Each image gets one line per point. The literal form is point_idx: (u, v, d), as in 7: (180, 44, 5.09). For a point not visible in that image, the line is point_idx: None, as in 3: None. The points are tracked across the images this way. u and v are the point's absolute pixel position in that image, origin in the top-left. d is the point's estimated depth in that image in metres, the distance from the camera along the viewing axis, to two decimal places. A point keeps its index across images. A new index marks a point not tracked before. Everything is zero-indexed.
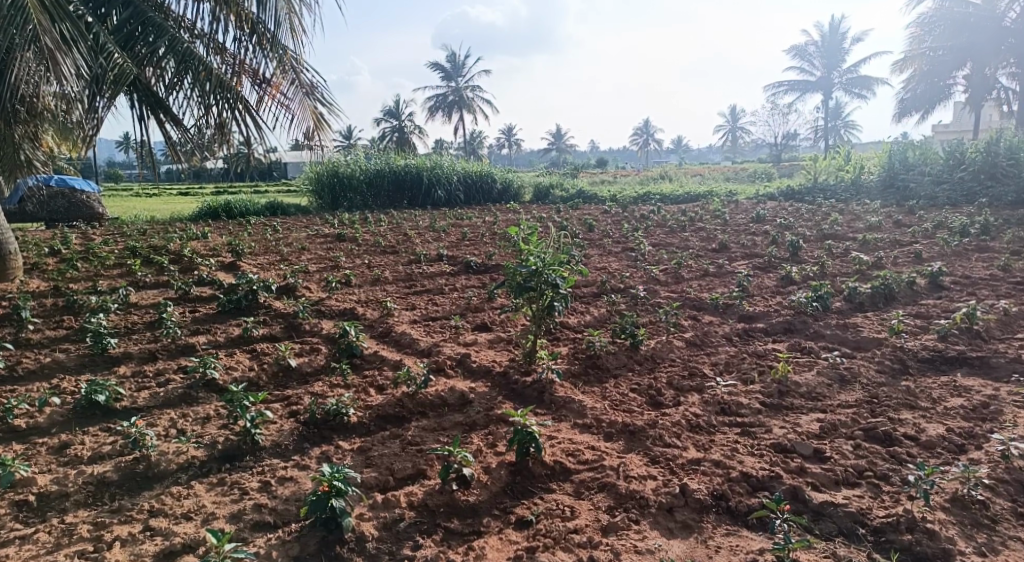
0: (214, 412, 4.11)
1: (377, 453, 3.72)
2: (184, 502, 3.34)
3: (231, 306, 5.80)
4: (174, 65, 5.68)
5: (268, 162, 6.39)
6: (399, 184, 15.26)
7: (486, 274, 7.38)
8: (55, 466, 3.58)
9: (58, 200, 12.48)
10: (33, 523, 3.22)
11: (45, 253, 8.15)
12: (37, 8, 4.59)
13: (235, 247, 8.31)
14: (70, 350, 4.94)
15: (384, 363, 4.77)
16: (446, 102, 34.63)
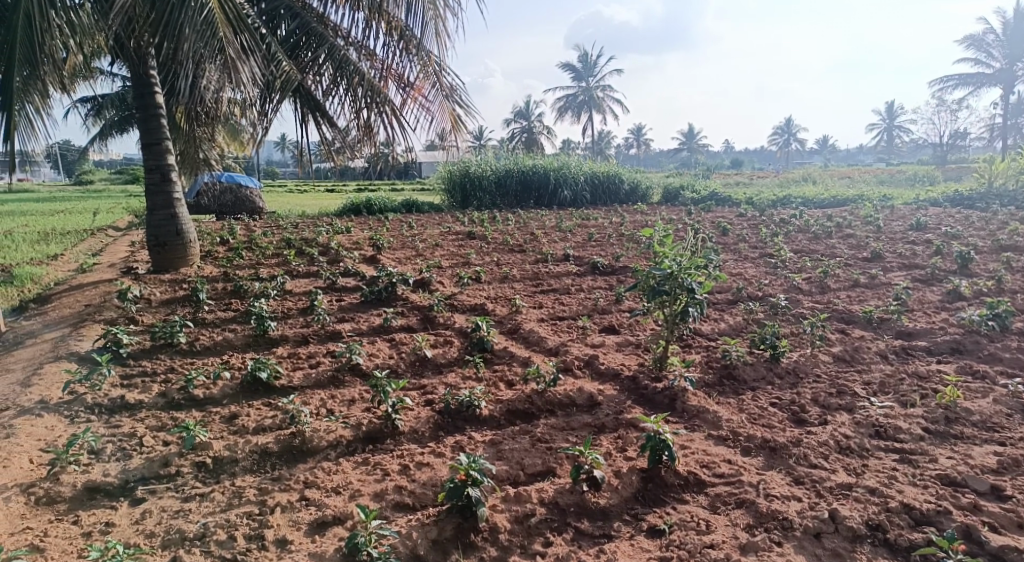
0: (358, 395, 4.37)
1: (508, 447, 3.80)
2: (333, 477, 3.58)
3: (372, 297, 6.12)
4: (332, 71, 6.07)
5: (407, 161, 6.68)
6: (527, 184, 15.45)
7: (615, 276, 7.34)
8: (226, 433, 3.94)
9: (227, 195, 13.70)
10: (210, 483, 3.58)
11: (216, 242, 8.99)
12: (223, 21, 5.05)
13: (376, 241, 8.77)
14: (237, 330, 5.43)
15: (514, 359, 4.87)
16: (577, 102, 34.69)
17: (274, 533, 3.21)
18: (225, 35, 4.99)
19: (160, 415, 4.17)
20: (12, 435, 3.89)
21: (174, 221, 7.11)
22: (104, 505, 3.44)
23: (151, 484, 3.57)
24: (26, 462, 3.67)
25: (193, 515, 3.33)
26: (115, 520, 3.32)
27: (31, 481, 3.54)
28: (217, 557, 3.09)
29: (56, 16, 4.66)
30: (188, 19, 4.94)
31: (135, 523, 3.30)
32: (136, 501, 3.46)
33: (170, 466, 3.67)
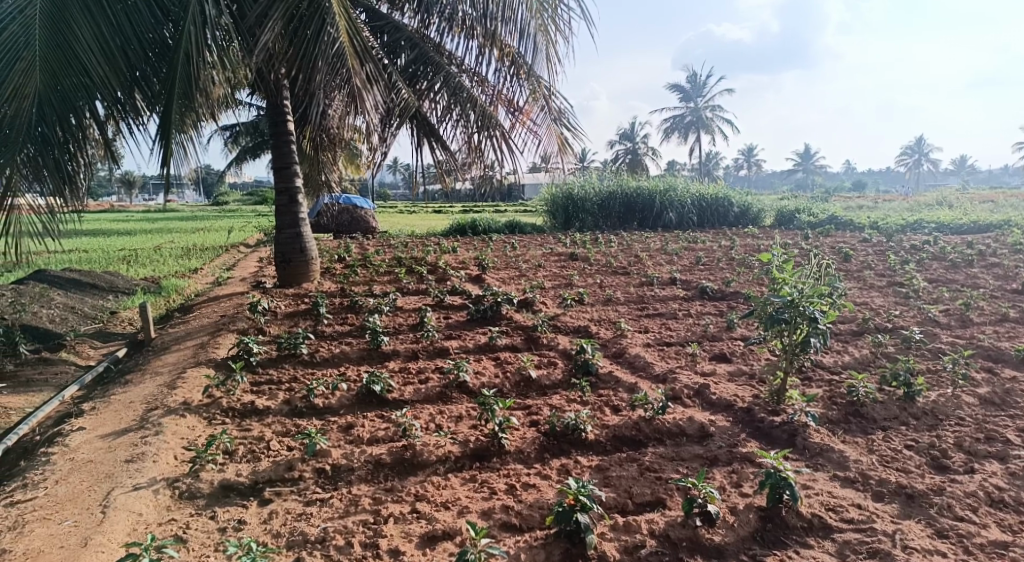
0: (465, 412, 4.40)
1: (616, 474, 3.71)
2: (442, 492, 3.61)
3: (477, 316, 6.18)
4: (446, 97, 6.24)
5: (508, 184, 6.73)
6: (630, 206, 15.28)
7: (725, 302, 7.09)
8: (343, 442, 4.08)
9: (344, 215, 14.42)
10: (329, 489, 3.70)
11: (333, 260, 9.43)
12: (352, 54, 5.32)
13: (481, 261, 8.89)
14: (352, 344, 5.64)
15: (620, 384, 4.76)
16: (684, 122, 34.16)
17: (388, 543, 3.26)
18: (353, 65, 5.28)
19: (284, 421, 4.39)
20: (159, 431, 4.20)
21: (299, 239, 7.51)
22: (235, 503, 3.63)
23: (277, 486, 3.73)
24: (171, 459, 3.95)
25: (314, 519, 3.45)
26: (246, 518, 3.48)
27: (175, 476, 3.79)
28: (336, 561, 3.17)
29: (210, 55, 5.21)
30: (321, 53, 5.27)
31: (263, 522, 3.45)
32: (264, 502, 3.62)
33: (294, 470, 3.82)
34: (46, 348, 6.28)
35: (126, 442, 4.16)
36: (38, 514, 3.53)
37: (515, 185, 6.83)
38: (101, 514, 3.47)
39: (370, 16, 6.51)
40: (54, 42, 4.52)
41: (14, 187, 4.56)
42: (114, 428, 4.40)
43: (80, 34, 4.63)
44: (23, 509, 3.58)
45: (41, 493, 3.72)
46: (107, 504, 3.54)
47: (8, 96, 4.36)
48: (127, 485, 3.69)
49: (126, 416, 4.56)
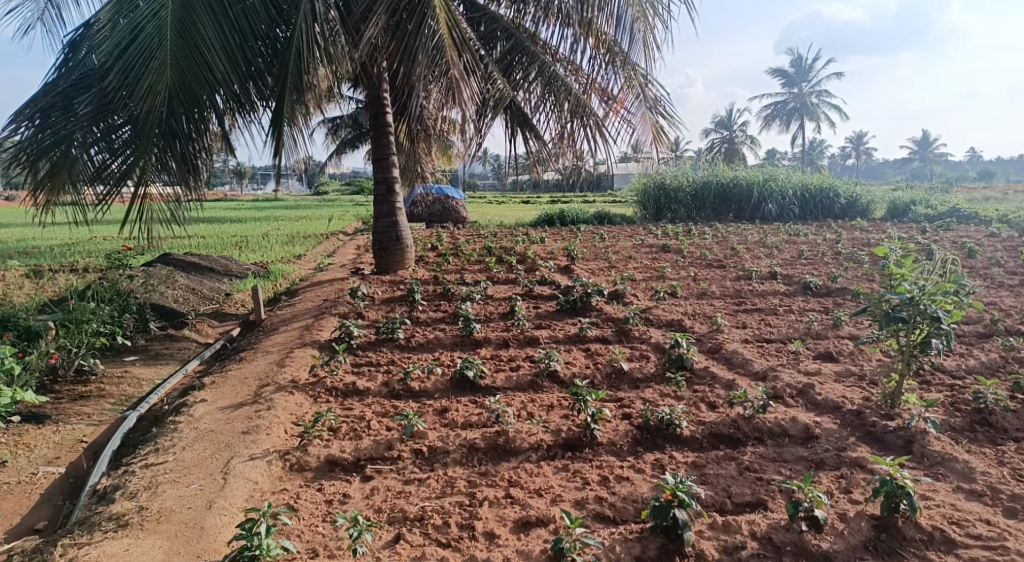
0: (556, 401, 4.37)
1: (713, 472, 3.59)
2: (535, 479, 3.60)
3: (566, 307, 6.10)
4: (541, 87, 6.16)
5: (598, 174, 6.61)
6: (725, 197, 14.76)
7: (830, 298, 6.74)
8: (439, 425, 4.15)
9: (436, 205, 14.70)
10: (426, 470, 3.76)
11: (427, 249, 9.62)
12: (451, 45, 5.36)
13: (571, 251, 8.81)
14: (446, 331, 5.74)
15: (716, 381, 4.60)
16: (787, 109, 32.76)
17: (483, 525, 3.28)
18: (453, 57, 5.32)
19: (383, 403, 4.51)
20: (271, 407, 4.42)
21: (396, 227, 7.68)
22: (340, 477, 3.75)
23: (377, 464, 3.83)
24: (283, 432, 4.14)
25: (413, 498, 3.51)
26: (350, 493, 3.59)
27: (286, 449, 3.96)
28: (433, 540, 3.21)
29: (318, 49, 5.47)
30: (422, 46, 5.36)
31: (365, 497, 3.54)
32: (365, 478, 3.73)
33: (392, 449, 3.91)
34: (171, 325, 6.72)
35: (242, 415, 4.39)
36: (169, 476, 3.76)
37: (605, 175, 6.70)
38: (223, 480, 3.66)
39: (468, 7, 6.53)
40: (181, 41, 4.77)
41: (146, 177, 4.95)
42: (231, 401, 4.66)
43: (206, 35, 4.87)
44: (156, 471, 3.82)
45: (170, 457, 3.97)
46: (227, 471, 3.74)
47: (146, 94, 4.65)
48: (244, 454, 3.88)
49: (241, 391, 4.81)
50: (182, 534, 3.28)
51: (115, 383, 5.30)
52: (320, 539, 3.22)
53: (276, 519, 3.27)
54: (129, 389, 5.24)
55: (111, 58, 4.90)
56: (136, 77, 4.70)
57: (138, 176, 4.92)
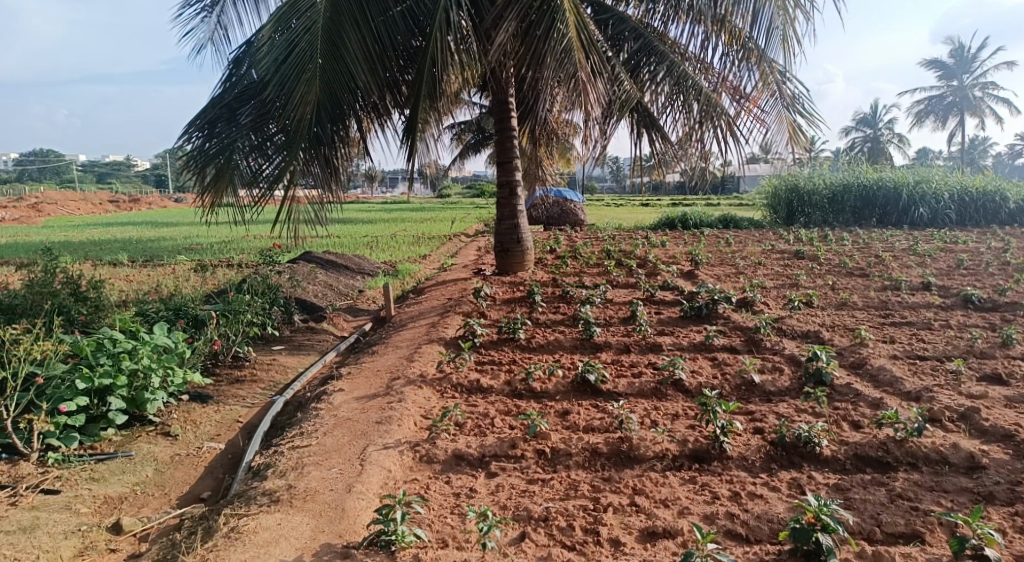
0: (682, 411, 4.28)
1: (859, 497, 3.38)
2: (661, 489, 3.55)
3: (692, 313, 5.96)
4: (670, 86, 6.01)
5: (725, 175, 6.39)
6: (868, 201, 13.88)
7: (995, 314, 6.17)
8: (561, 427, 4.20)
9: (555, 207, 14.82)
10: (549, 470, 3.81)
11: (546, 252, 9.71)
12: (579, 47, 5.39)
13: (696, 256, 8.58)
14: (566, 333, 5.79)
15: (860, 399, 4.34)
16: (943, 104, 30.42)
17: (608, 531, 3.27)
18: (579, 58, 5.33)
19: (506, 401, 4.62)
20: (402, 399, 4.63)
21: (517, 230, 7.81)
22: (466, 471, 3.86)
23: (501, 461, 3.91)
24: (412, 424, 4.33)
25: (537, 498, 3.56)
26: (477, 487, 3.68)
27: (416, 440, 4.14)
28: (559, 541, 3.24)
29: (452, 55, 5.66)
30: (550, 49, 5.42)
31: (490, 493, 3.62)
32: (490, 474, 3.82)
33: (516, 448, 3.99)
34: (312, 318, 7.17)
35: (376, 405, 4.63)
36: (312, 459, 4.01)
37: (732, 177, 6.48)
38: (360, 465, 3.87)
39: (596, 9, 6.50)
40: (326, 50, 5.08)
41: (294, 180, 5.34)
42: (366, 391, 4.91)
43: (351, 47, 5.16)
44: (301, 453, 4.10)
45: (313, 441, 4.24)
46: (364, 457, 3.94)
47: (298, 104, 4.99)
48: (379, 443, 4.09)
49: (375, 382, 5.07)
50: (326, 514, 3.48)
51: (265, 370, 5.76)
52: (449, 530, 3.33)
53: (410, 507, 3.41)
54: (276, 376, 5.65)
55: (268, 72, 5.28)
56: (290, 88, 5.05)
57: (287, 179, 5.31)
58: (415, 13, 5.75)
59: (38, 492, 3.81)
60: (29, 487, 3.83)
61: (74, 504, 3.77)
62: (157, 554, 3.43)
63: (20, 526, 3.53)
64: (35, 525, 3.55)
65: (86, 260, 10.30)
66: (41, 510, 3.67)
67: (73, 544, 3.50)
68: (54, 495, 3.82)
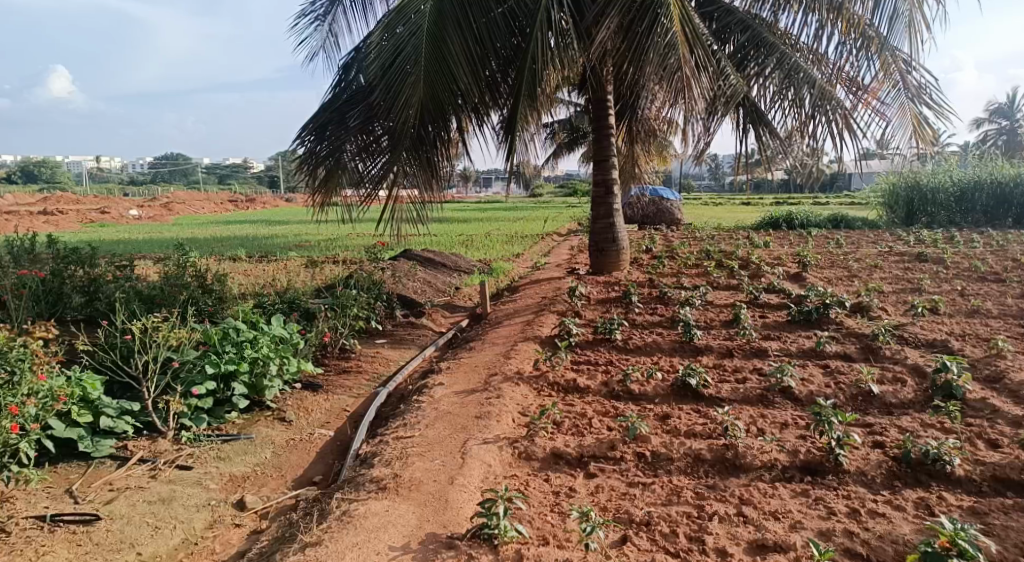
0: (792, 420, 4.09)
1: (999, 524, 3.13)
2: (770, 500, 3.41)
3: (801, 317, 5.70)
4: (779, 80, 5.72)
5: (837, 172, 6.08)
6: (1002, 199, 12.83)
7: None
8: (662, 431, 4.11)
9: (650, 206, 14.58)
10: (650, 474, 3.74)
11: (643, 251, 9.56)
12: (684, 41, 5.26)
13: (804, 258, 8.21)
14: (664, 335, 5.68)
15: (997, 416, 4.01)
16: None
17: (714, 541, 3.17)
18: (683, 53, 5.19)
19: (603, 402, 4.57)
20: (500, 395, 4.66)
21: (613, 229, 7.71)
22: (565, 471, 3.84)
23: (601, 462, 3.87)
24: (511, 421, 4.36)
25: (638, 501, 3.49)
26: (576, 487, 3.65)
27: (515, 437, 4.15)
28: (662, 547, 3.16)
29: (552, 55, 5.64)
30: (654, 44, 5.30)
31: (590, 494, 3.59)
32: (590, 475, 3.78)
33: (615, 450, 3.94)
34: (411, 314, 7.35)
35: (474, 400, 4.69)
36: (416, 450, 4.10)
37: (845, 174, 6.16)
38: (461, 459, 3.92)
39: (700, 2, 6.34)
40: (431, 52, 5.17)
41: (397, 182, 5.57)
42: (465, 386, 4.98)
43: (453, 49, 5.22)
44: (405, 444, 4.19)
45: (416, 433, 4.33)
46: (465, 451, 3.99)
47: (403, 108, 5.13)
48: (479, 438, 4.13)
49: (473, 378, 5.13)
50: (430, 504, 3.55)
51: (369, 362, 5.94)
52: (550, 529, 3.31)
53: (511, 503, 3.42)
54: (379, 368, 5.83)
55: (375, 76, 5.45)
56: (396, 92, 5.20)
57: (390, 181, 5.55)
58: (516, 13, 5.74)
59: (174, 467, 4.06)
60: (167, 462, 4.09)
61: (204, 480, 4.00)
62: (277, 532, 3.59)
63: (159, 497, 3.76)
64: (172, 496, 3.79)
65: (208, 255, 11.01)
66: (177, 483, 3.91)
67: (203, 517, 3.71)
68: (187, 471, 4.06)
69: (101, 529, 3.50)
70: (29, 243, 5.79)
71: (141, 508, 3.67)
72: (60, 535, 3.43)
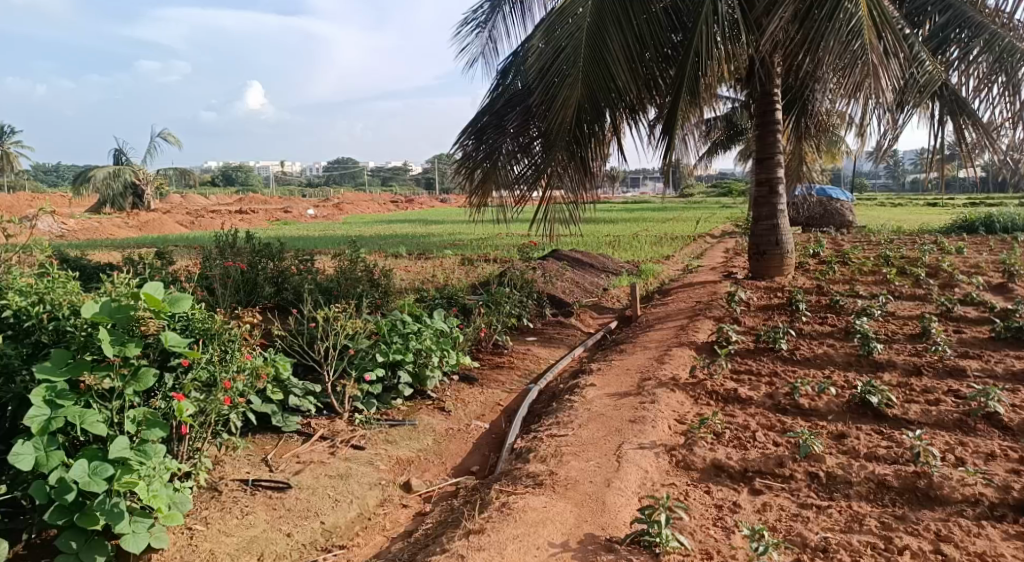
0: (999, 450, 3.66)
1: None
2: (975, 540, 3.05)
3: (1006, 334, 5.09)
4: (988, 64, 5.09)
5: None
6: None
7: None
8: (838, 451, 3.81)
9: (817, 207, 13.70)
10: (824, 497, 3.46)
11: (809, 255, 8.97)
12: (870, 26, 4.84)
13: (1007, 267, 7.33)
14: (837, 347, 5.28)
15: None
16: None
17: None
18: (869, 39, 4.79)
19: (768, 415, 4.30)
20: (656, 401, 4.53)
21: (776, 232, 7.27)
22: (727, 484, 3.65)
23: (767, 479, 3.64)
24: (667, 428, 4.22)
25: (812, 525, 3.24)
26: (741, 503, 3.45)
27: (672, 445, 4.01)
28: None
29: (717, 48, 5.41)
30: (836, 31, 4.92)
31: (757, 512, 3.38)
32: (755, 492, 3.56)
33: (784, 467, 3.70)
34: (561, 313, 7.36)
35: (629, 404, 4.58)
36: (570, 449, 4.07)
37: None
38: (617, 462, 3.84)
39: None
40: (592, 51, 5.12)
41: (551, 182, 5.51)
42: (618, 389, 4.89)
43: (614, 48, 5.15)
44: (560, 442, 4.18)
45: (570, 432, 4.31)
46: (621, 455, 3.91)
47: (561, 107, 5.11)
48: (635, 442, 4.03)
49: (626, 381, 5.03)
50: (587, 505, 3.50)
51: (521, 359, 6.01)
52: (714, 544, 3.15)
53: (673, 512, 3.31)
54: (530, 365, 5.89)
55: (534, 77, 5.48)
56: (554, 93, 5.22)
57: (545, 182, 5.51)
58: (679, 8, 5.64)
59: (349, 446, 4.31)
60: (343, 441, 4.35)
61: (375, 460, 4.20)
62: (440, 516, 3.70)
63: (337, 472, 3.99)
64: (349, 473, 4.01)
65: (371, 252, 11.69)
66: (353, 461, 4.14)
67: (376, 495, 3.91)
68: (360, 450, 4.29)
69: (291, 496, 3.74)
70: (229, 237, 6.41)
71: (323, 481, 3.90)
72: (259, 498, 3.69)
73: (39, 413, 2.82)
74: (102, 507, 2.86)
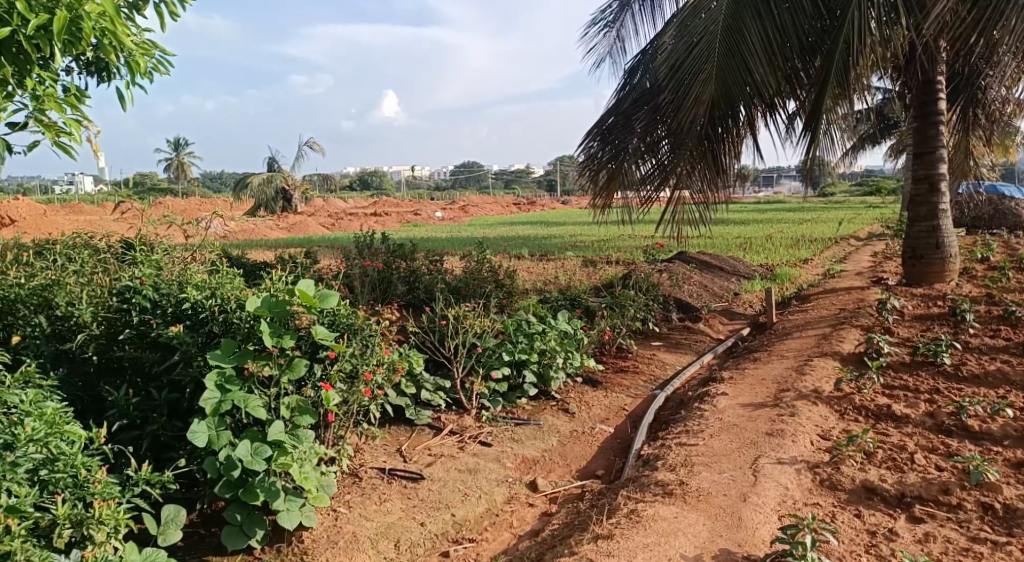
0: None
1: None
2: None
3: None
4: None
5: None
6: None
7: None
8: (1017, 482, 3.38)
9: (986, 207, 12.44)
10: (1002, 532, 3.07)
11: (975, 260, 8.12)
12: None
13: None
14: (1014, 363, 4.71)
15: None
16: None
17: None
18: None
19: (929, 436, 3.88)
20: (795, 414, 4.21)
21: (936, 234, 6.59)
22: (881, 509, 3.30)
23: (929, 506, 3.27)
24: (809, 443, 3.91)
25: None
26: (898, 530, 3.12)
27: (816, 461, 3.70)
28: None
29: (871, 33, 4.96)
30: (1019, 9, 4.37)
31: (919, 541, 3.03)
32: (915, 519, 3.20)
33: (950, 494, 3.31)
34: (688, 317, 7.08)
35: (765, 416, 4.30)
36: (702, 459, 3.86)
37: None
38: (754, 476, 3.59)
39: None
40: (728, 46, 4.86)
41: (680, 182, 5.39)
42: (753, 399, 4.60)
43: (752, 40, 4.85)
44: (689, 451, 3.97)
45: (701, 441, 4.09)
46: (758, 468, 3.66)
47: (692, 106, 4.90)
48: (773, 457, 3.76)
49: (761, 391, 4.73)
50: (722, 519, 3.29)
51: (646, 363, 5.82)
52: None
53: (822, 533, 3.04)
54: (656, 370, 5.69)
55: (663, 76, 5.29)
56: (684, 91, 4.99)
57: (673, 182, 5.40)
58: None
59: (477, 442, 4.32)
60: (471, 437, 4.37)
61: (502, 457, 4.18)
62: (566, 518, 3.61)
63: (466, 467, 4.00)
64: (477, 469, 4.01)
65: (498, 253, 11.82)
66: (481, 457, 4.14)
67: (502, 492, 3.89)
68: (487, 447, 4.29)
69: (424, 487, 3.78)
70: (365, 237, 6.66)
71: (453, 474, 3.92)
72: (394, 486, 3.75)
73: (211, 396, 3.00)
74: (263, 485, 3.03)
